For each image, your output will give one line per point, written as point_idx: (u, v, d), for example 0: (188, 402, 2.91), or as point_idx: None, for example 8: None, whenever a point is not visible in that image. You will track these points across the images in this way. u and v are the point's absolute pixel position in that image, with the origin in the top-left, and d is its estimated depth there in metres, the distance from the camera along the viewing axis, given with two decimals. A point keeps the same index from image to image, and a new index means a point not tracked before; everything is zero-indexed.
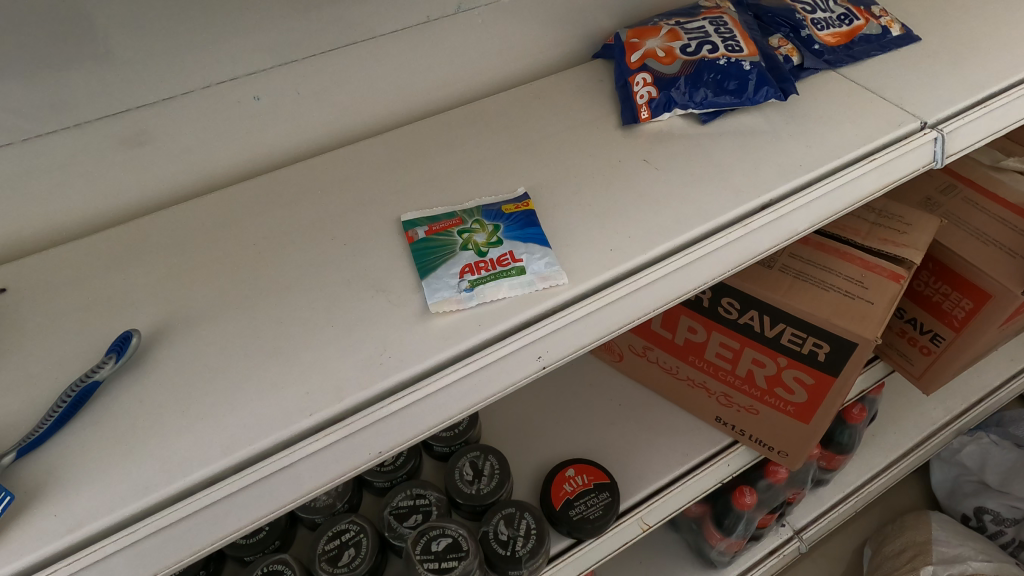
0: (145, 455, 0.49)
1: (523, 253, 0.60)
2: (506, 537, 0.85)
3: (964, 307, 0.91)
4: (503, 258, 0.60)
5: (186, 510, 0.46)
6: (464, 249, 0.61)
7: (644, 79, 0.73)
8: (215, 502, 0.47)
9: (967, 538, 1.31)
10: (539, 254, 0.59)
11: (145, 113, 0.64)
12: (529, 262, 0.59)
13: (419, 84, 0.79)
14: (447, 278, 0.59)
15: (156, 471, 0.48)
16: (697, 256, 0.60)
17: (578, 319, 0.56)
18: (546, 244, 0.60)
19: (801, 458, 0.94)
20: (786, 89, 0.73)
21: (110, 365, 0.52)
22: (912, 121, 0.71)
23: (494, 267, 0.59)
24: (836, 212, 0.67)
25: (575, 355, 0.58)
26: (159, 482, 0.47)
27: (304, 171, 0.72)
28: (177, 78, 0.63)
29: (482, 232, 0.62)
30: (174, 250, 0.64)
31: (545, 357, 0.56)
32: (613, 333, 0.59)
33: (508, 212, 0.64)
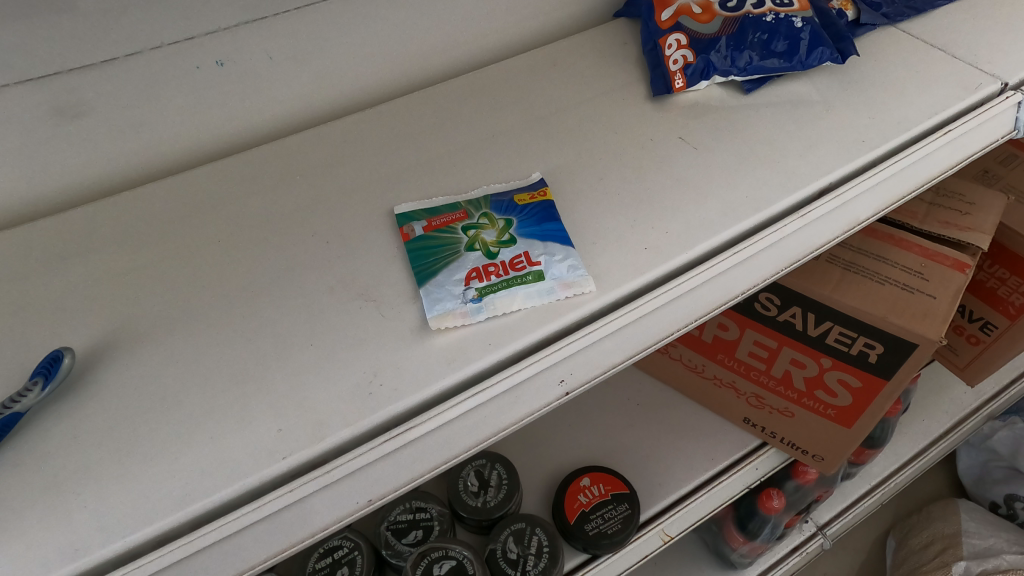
0: (74, 509, 0.39)
1: (541, 254, 0.50)
2: (516, 556, 0.76)
3: (1022, 293, 0.82)
4: (517, 260, 0.50)
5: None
6: (470, 249, 0.51)
7: (677, 41, 0.63)
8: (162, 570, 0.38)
9: (998, 529, 1.22)
10: (561, 254, 0.50)
11: (79, 79, 0.53)
12: (548, 265, 0.49)
13: (414, 50, 0.68)
14: (451, 285, 0.49)
15: (89, 530, 0.38)
16: (747, 255, 0.50)
17: (607, 335, 0.47)
18: (568, 242, 0.50)
19: (837, 462, 0.86)
20: (844, 50, 0.63)
21: (35, 392, 0.42)
22: (990, 83, 0.60)
23: (507, 271, 0.49)
24: (906, 195, 0.56)
25: (603, 376, 0.48)
26: (90, 545, 0.37)
27: (280, 152, 0.62)
28: (116, 36, 0.52)
29: (492, 229, 0.52)
30: (123, 247, 0.54)
31: (568, 381, 0.47)
32: (648, 350, 0.49)
33: (521, 203, 0.54)
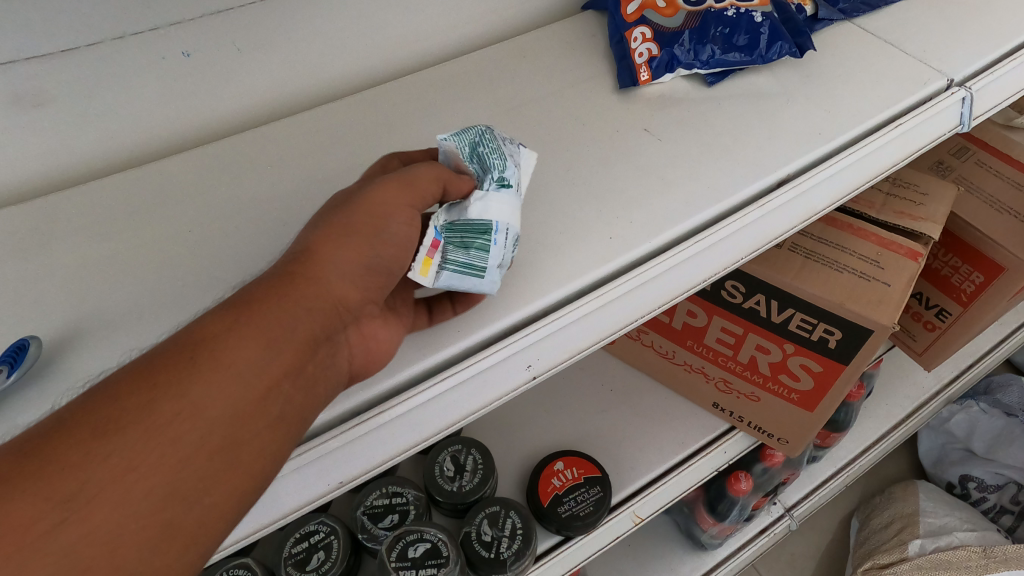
0: None
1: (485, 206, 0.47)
2: (490, 538, 0.77)
3: (974, 281, 0.85)
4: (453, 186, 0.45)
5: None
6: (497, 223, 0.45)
7: (642, 34, 0.64)
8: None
9: (953, 508, 1.28)
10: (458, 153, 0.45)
11: (41, 66, 0.52)
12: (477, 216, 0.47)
13: (383, 42, 0.69)
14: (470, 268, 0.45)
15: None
16: (708, 244, 0.52)
17: (574, 320, 0.48)
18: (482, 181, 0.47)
19: (801, 445, 0.89)
20: (803, 44, 0.65)
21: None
22: (938, 78, 0.63)
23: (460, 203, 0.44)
24: (860, 185, 0.59)
25: (571, 361, 0.50)
26: None
27: (249, 142, 0.62)
28: (79, 25, 0.52)
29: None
30: (90, 236, 0.54)
31: (535, 366, 0.48)
32: (614, 335, 0.51)
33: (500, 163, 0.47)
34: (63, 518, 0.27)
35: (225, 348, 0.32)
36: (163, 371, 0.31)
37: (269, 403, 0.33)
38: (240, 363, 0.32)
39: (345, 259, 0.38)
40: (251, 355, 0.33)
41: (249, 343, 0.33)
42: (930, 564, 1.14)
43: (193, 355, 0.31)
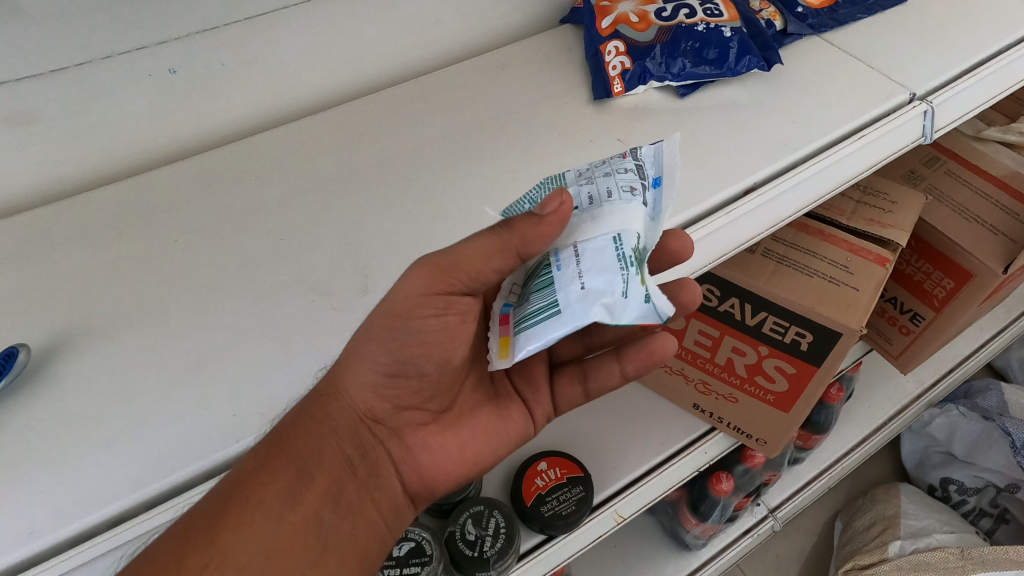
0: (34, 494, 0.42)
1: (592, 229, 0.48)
2: (473, 537, 0.79)
3: (945, 287, 0.87)
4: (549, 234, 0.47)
5: (79, 560, 0.41)
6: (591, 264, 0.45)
7: (616, 47, 0.67)
8: (120, 546, 0.42)
9: (933, 510, 1.30)
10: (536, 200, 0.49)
11: (33, 88, 0.55)
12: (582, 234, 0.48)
13: (368, 55, 0.71)
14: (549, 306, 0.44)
15: (46, 514, 0.42)
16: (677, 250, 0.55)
17: None
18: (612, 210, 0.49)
19: (779, 445, 0.91)
20: (770, 58, 0.68)
21: None
22: (901, 92, 0.66)
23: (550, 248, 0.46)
24: (826, 193, 0.61)
25: None
26: (48, 526, 0.41)
27: (237, 154, 0.65)
28: (69, 46, 0.54)
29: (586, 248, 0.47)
30: (83, 247, 0.57)
31: None
32: None
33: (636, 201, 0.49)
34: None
35: (257, 488, 0.44)
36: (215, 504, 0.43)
37: (304, 531, 0.45)
38: (273, 497, 0.44)
39: (363, 380, 0.48)
40: (282, 487, 0.45)
41: (275, 481, 0.44)
42: (909, 565, 1.16)
43: (242, 491, 0.43)
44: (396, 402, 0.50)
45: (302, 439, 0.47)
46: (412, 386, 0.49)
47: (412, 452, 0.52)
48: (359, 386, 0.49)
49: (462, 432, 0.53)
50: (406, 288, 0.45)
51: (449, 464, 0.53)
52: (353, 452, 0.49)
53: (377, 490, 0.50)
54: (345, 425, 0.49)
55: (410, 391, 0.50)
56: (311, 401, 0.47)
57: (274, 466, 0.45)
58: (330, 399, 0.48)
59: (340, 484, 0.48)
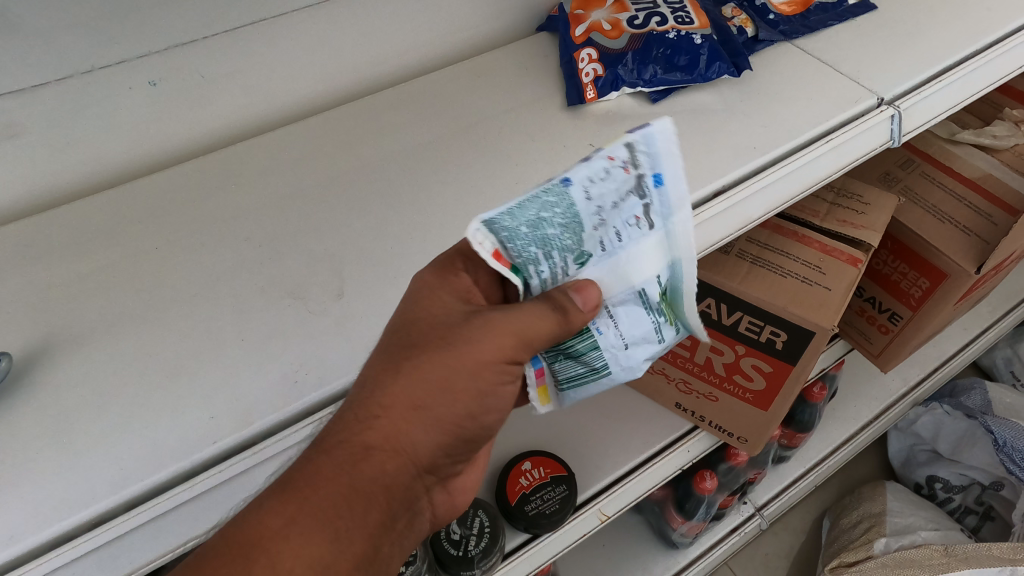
0: (12, 497, 0.44)
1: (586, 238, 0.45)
2: (458, 537, 0.80)
3: (921, 286, 0.89)
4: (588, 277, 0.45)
5: (59, 561, 0.42)
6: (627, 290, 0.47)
7: (589, 55, 0.69)
8: (97, 548, 0.43)
9: (919, 508, 1.31)
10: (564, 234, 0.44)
11: (12, 102, 0.56)
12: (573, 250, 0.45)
13: (348, 65, 0.73)
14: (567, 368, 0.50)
15: (25, 517, 0.43)
16: None
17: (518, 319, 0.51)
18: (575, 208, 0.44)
19: (760, 443, 0.92)
20: (740, 64, 0.70)
21: None
22: (869, 97, 0.67)
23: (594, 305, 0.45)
24: (795, 196, 0.63)
25: None
26: (27, 529, 0.43)
27: (218, 163, 0.67)
28: (48, 61, 0.56)
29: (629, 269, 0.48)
30: (66, 255, 0.59)
31: None
32: None
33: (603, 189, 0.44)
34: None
35: (280, 551, 0.41)
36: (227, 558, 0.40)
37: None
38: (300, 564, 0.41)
39: (428, 438, 0.46)
40: (318, 553, 0.42)
41: (314, 545, 0.42)
42: (894, 562, 1.16)
43: (253, 553, 0.40)
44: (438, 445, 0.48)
45: (348, 502, 0.43)
46: (471, 441, 0.50)
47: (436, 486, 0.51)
48: (425, 445, 0.46)
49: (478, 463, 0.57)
50: (496, 352, 0.45)
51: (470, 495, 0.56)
52: (398, 509, 0.46)
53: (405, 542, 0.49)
54: (402, 483, 0.46)
55: (459, 447, 0.50)
56: (362, 459, 0.44)
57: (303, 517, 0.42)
58: (382, 456, 0.45)
59: (380, 542, 0.45)
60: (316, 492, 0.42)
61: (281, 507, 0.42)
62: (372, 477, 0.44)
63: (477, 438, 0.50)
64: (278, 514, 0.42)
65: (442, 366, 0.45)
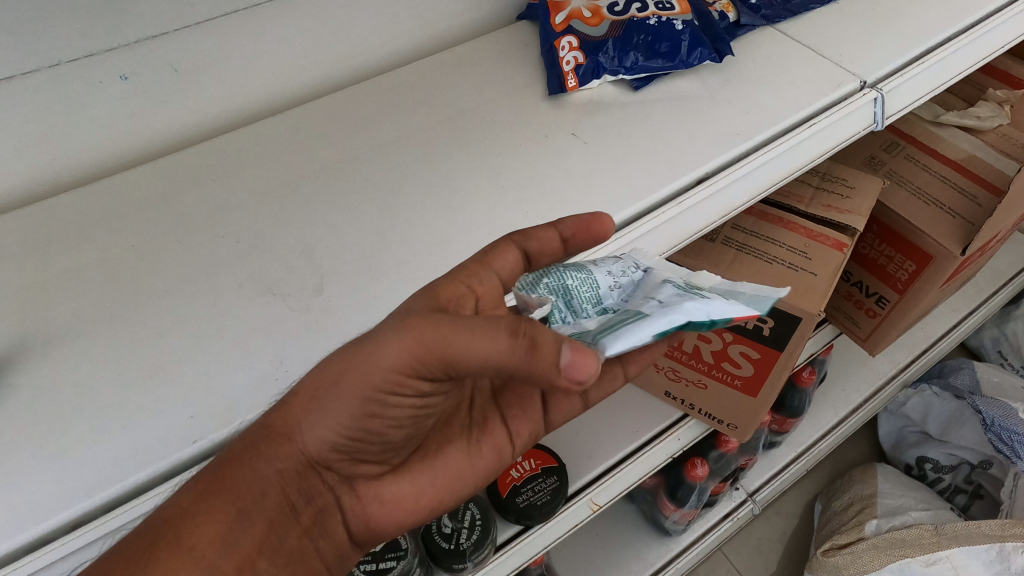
0: None
1: None
2: (449, 530, 0.78)
3: (907, 269, 0.89)
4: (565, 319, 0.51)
5: (37, 564, 0.42)
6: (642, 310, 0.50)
7: (570, 43, 0.69)
8: (74, 551, 0.43)
9: (909, 489, 1.32)
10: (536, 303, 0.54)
11: None
12: None
13: (327, 56, 0.72)
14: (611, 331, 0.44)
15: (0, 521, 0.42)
16: (625, 242, 0.56)
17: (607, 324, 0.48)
18: None
19: (750, 430, 0.92)
20: (722, 49, 0.69)
21: None
22: (851, 80, 0.67)
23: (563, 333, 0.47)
24: (777, 182, 0.62)
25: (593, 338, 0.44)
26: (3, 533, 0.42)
27: (195, 158, 0.66)
28: (12, 55, 0.55)
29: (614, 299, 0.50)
30: (38, 255, 0.57)
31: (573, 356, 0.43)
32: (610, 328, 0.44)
33: None
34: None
35: (189, 531, 0.42)
36: (142, 554, 0.41)
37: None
38: (209, 543, 0.43)
39: (323, 424, 0.45)
40: (219, 533, 0.43)
41: (215, 526, 0.43)
42: (885, 542, 1.17)
43: (176, 532, 0.42)
44: (360, 454, 0.48)
45: (245, 482, 0.44)
46: (388, 432, 0.47)
47: (370, 505, 0.50)
48: (315, 432, 0.45)
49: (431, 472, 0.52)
50: (387, 361, 0.42)
51: (414, 508, 0.52)
52: (297, 498, 0.47)
53: (324, 538, 0.49)
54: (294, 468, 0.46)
55: (369, 449, 0.48)
56: (261, 436, 0.45)
57: (214, 495, 0.43)
58: (279, 439, 0.45)
59: (281, 531, 0.46)
60: (233, 482, 0.44)
61: (194, 486, 0.43)
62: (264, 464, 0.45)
63: (396, 429, 0.47)
64: (189, 494, 0.43)
65: (330, 360, 0.43)
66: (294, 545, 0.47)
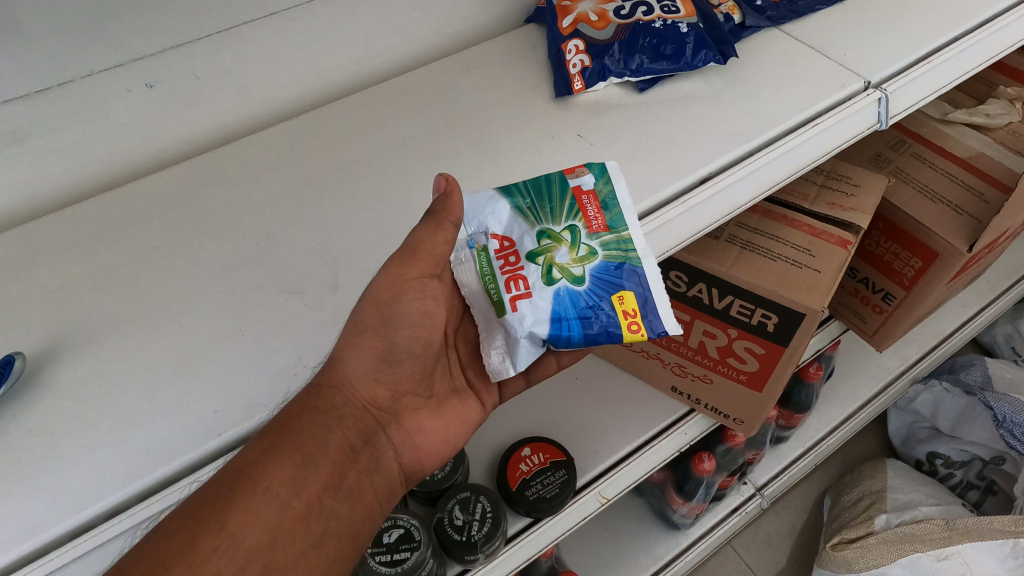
0: (27, 492, 0.45)
1: (536, 292, 0.52)
2: (461, 522, 0.79)
3: (913, 266, 0.90)
4: (516, 277, 0.53)
5: (78, 551, 0.44)
6: (572, 223, 0.55)
7: (576, 46, 0.70)
8: (111, 538, 0.45)
9: (919, 484, 1.33)
10: (522, 319, 0.51)
11: (16, 108, 0.58)
12: (534, 297, 0.52)
13: (341, 62, 0.74)
14: (497, 209, 0.56)
15: (42, 511, 0.45)
16: (649, 228, 0.58)
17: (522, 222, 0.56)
18: (561, 302, 0.52)
19: (756, 424, 0.93)
20: (725, 51, 0.70)
21: None
22: (855, 81, 0.68)
23: (495, 255, 0.55)
24: (781, 181, 0.64)
25: (480, 208, 0.57)
26: (44, 523, 0.44)
27: (215, 162, 0.68)
28: (45, 67, 0.57)
29: (566, 242, 0.55)
30: (69, 257, 0.60)
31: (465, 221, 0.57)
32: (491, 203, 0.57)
33: (610, 303, 0.52)
34: (218, 525, 0.42)
35: (262, 475, 0.45)
36: (218, 501, 0.43)
37: (307, 517, 0.46)
38: (281, 483, 0.46)
39: (355, 365, 0.53)
40: (290, 474, 0.46)
41: (286, 465, 0.46)
42: (895, 537, 1.18)
43: (249, 477, 0.45)
44: (394, 391, 0.55)
45: (308, 430, 0.49)
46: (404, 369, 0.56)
47: (415, 439, 0.56)
48: (354, 376, 0.53)
49: (446, 418, 0.58)
50: (387, 281, 0.53)
51: (439, 444, 0.57)
52: (356, 440, 0.51)
53: (377, 477, 0.52)
54: (350, 415, 0.52)
55: (400, 385, 0.56)
56: (313, 394, 0.51)
57: (280, 450, 0.47)
58: (330, 391, 0.52)
59: (345, 471, 0.49)
60: (292, 432, 0.48)
61: (260, 442, 0.47)
62: (318, 414, 0.50)
63: (410, 364, 0.56)
64: (255, 449, 0.47)
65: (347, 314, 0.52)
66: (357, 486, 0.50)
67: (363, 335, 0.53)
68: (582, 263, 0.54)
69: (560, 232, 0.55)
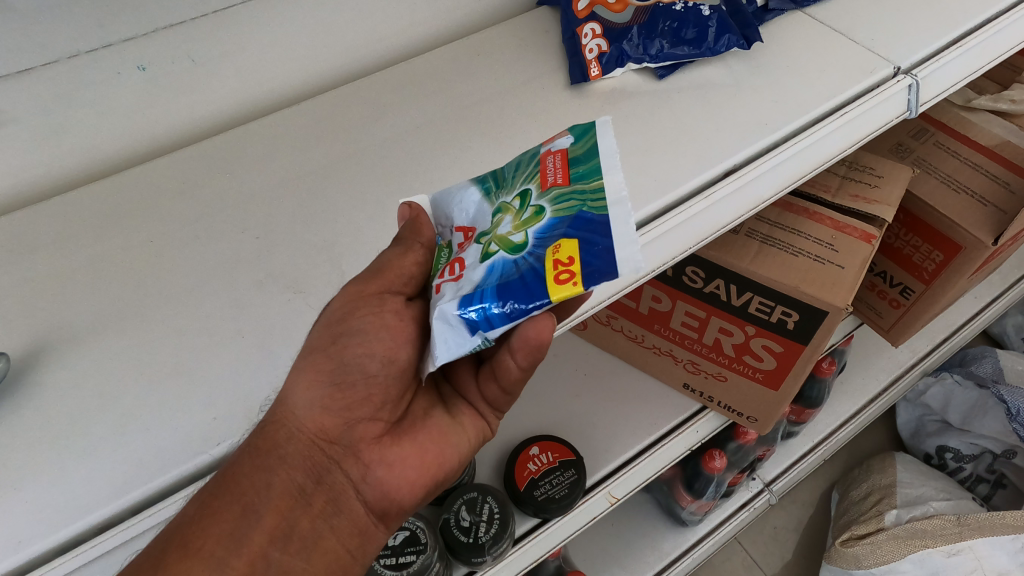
0: (12, 503, 0.42)
1: (469, 270, 0.46)
2: (468, 523, 0.76)
3: (934, 260, 0.87)
4: (456, 262, 0.47)
5: (70, 566, 0.41)
6: (527, 190, 0.49)
7: (592, 30, 0.67)
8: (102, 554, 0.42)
9: (929, 478, 1.30)
10: (441, 300, 0.44)
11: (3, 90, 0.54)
12: (466, 276, 0.45)
13: (345, 47, 0.71)
14: (467, 197, 0.52)
15: (29, 524, 0.42)
16: (667, 226, 0.54)
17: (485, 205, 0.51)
18: (489, 276, 0.44)
19: (770, 422, 0.91)
20: (749, 36, 0.67)
21: None
22: (884, 66, 0.64)
23: (456, 249, 0.50)
24: (805, 174, 0.60)
25: (448, 197, 0.53)
26: (31, 537, 0.41)
27: (212, 150, 0.65)
28: (29, 47, 0.53)
29: (514, 211, 0.48)
30: (58, 250, 0.57)
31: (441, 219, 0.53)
32: (457, 189, 0.53)
33: (543, 259, 0.43)
34: None
35: (196, 539, 0.43)
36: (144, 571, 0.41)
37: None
38: (215, 544, 0.43)
39: (301, 397, 0.47)
40: (226, 532, 0.44)
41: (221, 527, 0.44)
42: (905, 533, 1.15)
43: (183, 538, 0.42)
44: (351, 420, 0.49)
45: (249, 478, 0.46)
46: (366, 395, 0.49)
47: (376, 470, 0.50)
48: (301, 410, 0.48)
49: (417, 442, 0.51)
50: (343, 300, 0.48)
51: (414, 475, 0.51)
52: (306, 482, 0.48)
53: (338, 518, 0.49)
54: (296, 455, 0.48)
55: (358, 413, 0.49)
56: (256, 432, 0.47)
57: (217, 508, 0.44)
58: (273, 428, 0.47)
59: (293, 516, 0.47)
60: (231, 487, 0.45)
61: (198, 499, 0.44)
62: (260, 458, 0.46)
63: (368, 390, 0.49)
64: (193, 507, 0.44)
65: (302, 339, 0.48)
66: (309, 530, 0.48)
67: (309, 365, 0.47)
68: (524, 228, 0.46)
69: (513, 203, 0.49)
